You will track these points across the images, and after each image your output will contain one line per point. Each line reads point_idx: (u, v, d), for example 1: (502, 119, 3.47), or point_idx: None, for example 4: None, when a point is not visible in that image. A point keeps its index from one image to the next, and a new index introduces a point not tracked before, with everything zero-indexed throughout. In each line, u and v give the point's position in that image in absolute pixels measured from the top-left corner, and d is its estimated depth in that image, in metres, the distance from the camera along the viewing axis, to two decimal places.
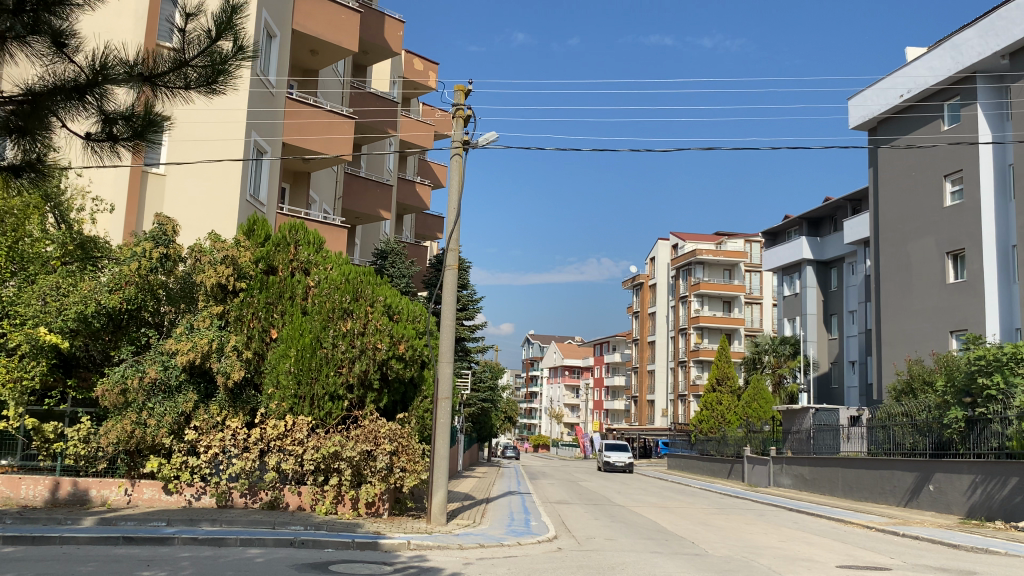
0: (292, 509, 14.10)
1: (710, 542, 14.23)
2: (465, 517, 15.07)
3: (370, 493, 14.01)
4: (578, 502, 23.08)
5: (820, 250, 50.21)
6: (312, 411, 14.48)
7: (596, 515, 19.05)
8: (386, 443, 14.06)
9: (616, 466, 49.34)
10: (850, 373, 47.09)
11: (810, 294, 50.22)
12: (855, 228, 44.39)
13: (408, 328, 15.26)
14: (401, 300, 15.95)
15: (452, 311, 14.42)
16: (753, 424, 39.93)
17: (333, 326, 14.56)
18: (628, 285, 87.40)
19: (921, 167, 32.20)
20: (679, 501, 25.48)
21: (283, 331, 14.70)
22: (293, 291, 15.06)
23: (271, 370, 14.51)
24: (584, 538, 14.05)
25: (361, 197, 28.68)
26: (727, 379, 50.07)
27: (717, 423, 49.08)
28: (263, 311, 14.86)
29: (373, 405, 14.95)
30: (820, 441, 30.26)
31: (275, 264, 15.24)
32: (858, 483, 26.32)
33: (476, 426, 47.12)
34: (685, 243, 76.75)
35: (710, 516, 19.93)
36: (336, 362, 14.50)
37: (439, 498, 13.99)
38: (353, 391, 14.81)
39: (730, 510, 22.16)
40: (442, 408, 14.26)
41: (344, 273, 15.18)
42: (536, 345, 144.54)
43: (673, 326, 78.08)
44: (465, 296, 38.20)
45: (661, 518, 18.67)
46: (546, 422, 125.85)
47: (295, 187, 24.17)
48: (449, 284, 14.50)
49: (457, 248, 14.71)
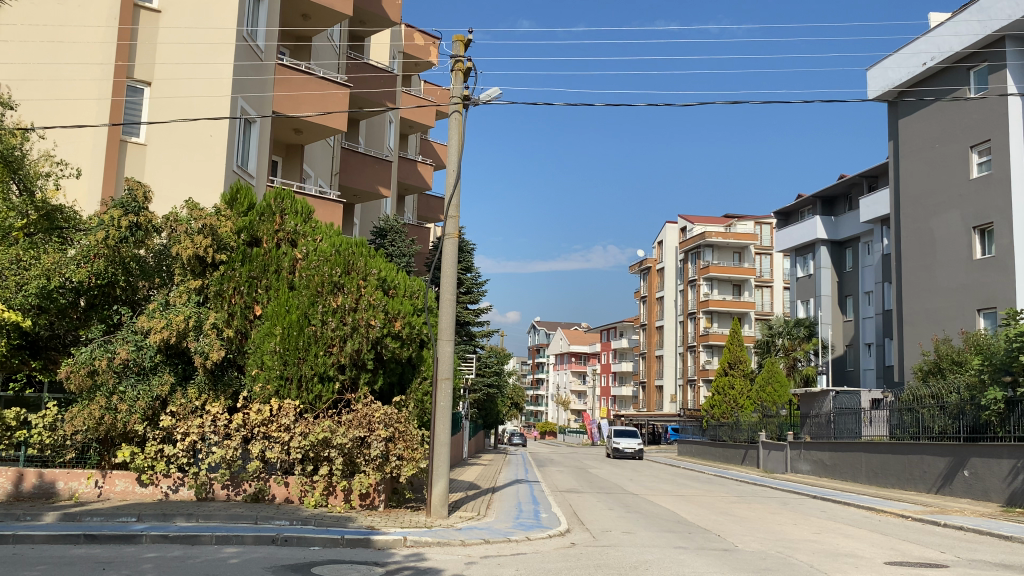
0: (279, 502, 12.83)
1: (738, 536, 12.96)
2: (469, 509, 13.80)
3: (364, 484, 12.71)
4: (589, 490, 21.87)
5: (834, 230, 48.76)
6: (299, 394, 13.19)
7: (610, 505, 17.84)
8: (381, 429, 12.80)
9: (626, 452, 48.17)
10: (866, 356, 45.85)
11: (824, 275, 48.85)
12: (873, 206, 42.89)
13: (404, 303, 13.96)
14: (398, 273, 14.65)
15: (453, 284, 13.14)
16: (768, 409, 38.67)
17: (322, 301, 13.26)
18: (635, 269, 85.99)
19: (945, 137, 30.73)
20: (694, 488, 24.28)
21: (268, 308, 13.41)
22: (279, 265, 13.77)
23: (255, 350, 13.25)
24: (600, 532, 12.79)
25: (359, 173, 27.43)
26: (739, 363, 48.47)
27: (730, 408, 47.85)
28: (246, 286, 13.57)
29: (368, 387, 13.65)
30: (840, 425, 29.00)
31: (259, 235, 14.00)
32: (883, 469, 25.05)
33: (482, 413, 46.01)
34: (694, 226, 75.30)
35: (731, 506, 18.69)
36: (325, 341, 13.22)
37: (440, 487, 12.74)
38: (345, 372, 13.50)
39: (751, 498, 20.94)
40: (443, 390, 13.00)
41: (334, 244, 13.87)
42: (543, 332, 143.34)
43: (682, 311, 76.72)
44: (469, 279, 36.91)
45: (680, 508, 17.42)
46: (553, 409, 124.78)
47: (287, 159, 22.95)
48: (449, 254, 13.22)
49: (457, 215, 13.40)
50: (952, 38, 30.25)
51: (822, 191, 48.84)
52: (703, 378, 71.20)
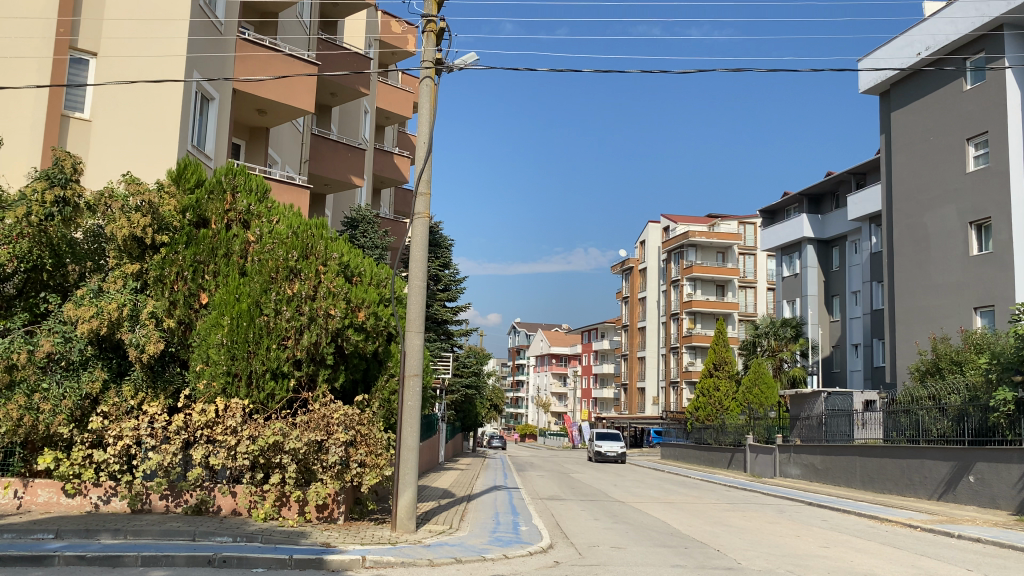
0: (224, 514, 11.32)
1: (740, 551, 11.67)
2: (440, 521, 12.37)
3: (320, 494, 11.24)
4: (571, 497, 20.52)
5: (821, 229, 47.98)
6: (248, 393, 11.72)
7: (596, 514, 16.57)
8: (340, 432, 11.38)
9: (608, 456, 46.91)
10: (853, 357, 44.98)
11: (811, 275, 47.94)
12: (861, 203, 41.93)
13: (369, 292, 12.56)
14: (363, 259, 13.26)
15: (422, 269, 11.75)
16: (755, 411, 37.59)
17: (276, 287, 11.85)
18: (617, 270, 84.93)
19: (940, 130, 29.76)
20: (683, 494, 23.03)
21: (215, 296, 11.94)
22: (228, 248, 12.35)
23: (200, 343, 11.76)
24: (586, 547, 11.44)
25: (330, 161, 26.01)
26: (724, 364, 47.41)
27: (715, 411, 46.70)
28: (190, 271, 12.09)
29: (327, 385, 12.22)
30: (832, 427, 27.84)
31: (206, 215, 12.59)
32: (879, 473, 23.92)
33: (460, 415, 44.60)
34: (676, 226, 74.34)
35: (725, 514, 17.42)
36: (279, 332, 11.78)
37: (405, 498, 11.34)
38: (302, 368, 12.07)
39: (744, 505, 19.70)
40: (410, 388, 11.56)
41: (292, 225, 12.46)
42: (523, 334, 141.82)
43: (664, 312, 75.66)
44: (447, 276, 35.47)
45: (672, 518, 16.09)
46: (534, 412, 123.48)
47: (251, 143, 21.51)
48: (419, 235, 11.83)
49: (428, 192, 12.03)
50: (948, 28, 29.24)
51: (808, 188, 47.93)
52: (685, 379, 70.16)
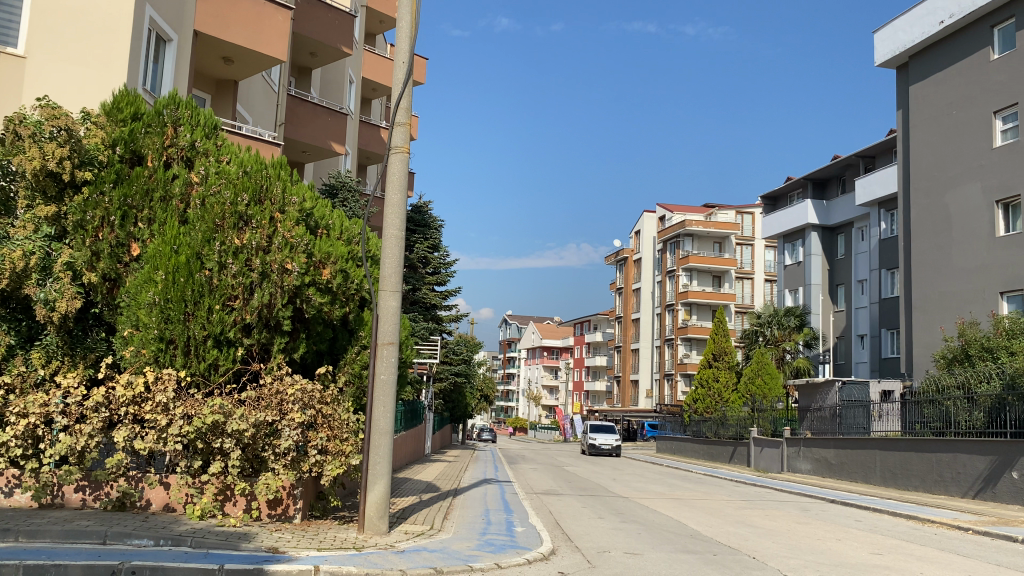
0: (153, 511, 9.21)
1: (781, 559, 9.69)
2: (419, 521, 10.31)
3: (269, 488, 9.11)
4: (569, 492, 18.54)
5: (826, 215, 46.14)
6: (185, 364, 9.62)
7: (599, 511, 14.60)
8: (296, 413, 9.34)
9: (602, 449, 44.97)
10: (858, 348, 43.21)
11: (815, 263, 46.20)
12: (869, 187, 40.29)
13: (335, 246, 10.51)
14: (331, 211, 11.22)
15: (400, 216, 9.71)
16: (759, 403, 35.67)
17: (222, 237, 9.77)
18: (611, 260, 82.93)
19: (964, 104, 27.86)
20: (690, 490, 21.05)
21: (148, 246, 9.84)
22: (168, 191, 10.29)
23: (129, 302, 9.65)
24: (597, 554, 9.42)
25: (307, 125, 23.92)
26: (724, 355, 45.43)
27: (715, 403, 44.77)
28: (118, 216, 9.96)
29: (283, 356, 10.14)
30: (847, 419, 25.89)
31: (141, 151, 10.48)
32: (903, 469, 21.98)
33: (448, 405, 42.54)
34: (673, 214, 72.35)
35: (745, 513, 15.38)
36: (224, 291, 9.69)
37: (376, 494, 9.27)
38: (252, 335, 9.98)
39: (761, 502, 17.71)
40: (382, 358, 9.51)
41: (244, 166, 10.42)
42: (514, 327, 139.34)
43: (659, 303, 73.71)
44: (436, 258, 33.40)
45: (688, 518, 14.02)
46: (524, 404, 121.65)
47: (218, 97, 19.43)
48: (396, 174, 9.78)
49: (408, 122, 9.95)
50: None
51: (814, 173, 45.97)
52: (680, 372, 68.26)
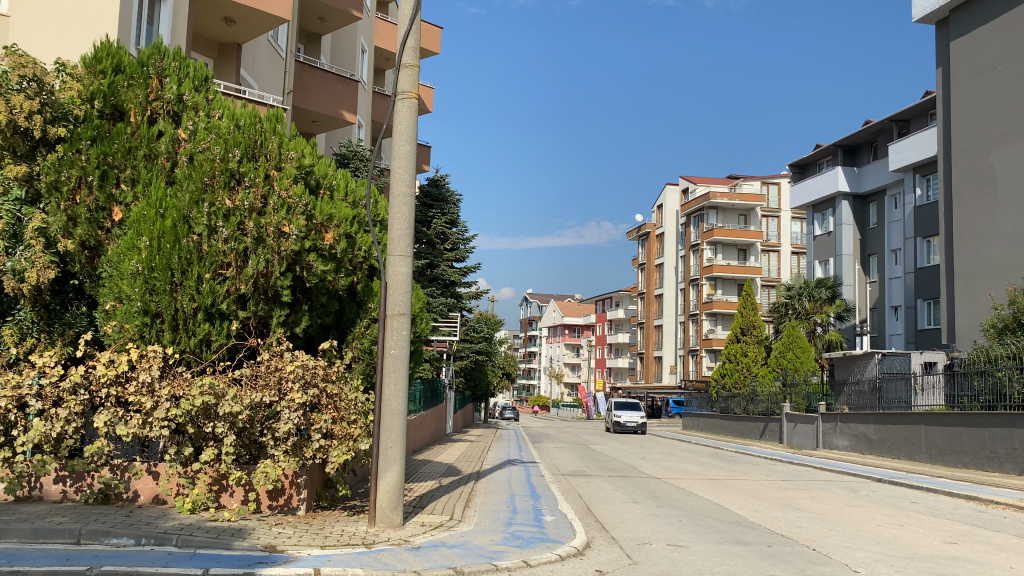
0: (141, 504, 8.27)
1: (845, 550, 8.57)
2: (438, 511, 9.29)
3: (268, 478, 8.11)
4: (598, 473, 17.54)
5: (857, 182, 44.54)
6: (174, 340, 8.62)
7: (632, 495, 13.57)
8: (296, 393, 8.30)
9: (628, 427, 43.96)
10: (892, 320, 41.75)
11: (846, 232, 44.71)
12: (904, 152, 38.69)
13: (339, 207, 9.42)
14: (336, 171, 10.13)
15: (409, 169, 8.61)
16: (791, 377, 34.44)
17: (212, 197, 8.70)
18: (634, 235, 81.53)
19: (1010, 58, 26.23)
20: (725, 469, 19.95)
21: (130, 210, 8.83)
22: (152, 149, 9.26)
23: (110, 271, 8.68)
24: (636, 546, 8.35)
25: (317, 93, 22.84)
26: (752, 328, 44.09)
27: (743, 378, 43.53)
28: (97, 177, 8.94)
29: (283, 330, 9.10)
30: (888, 392, 24.62)
31: (123, 106, 9.44)
32: (951, 445, 20.74)
33: (470, 384, 41.73)
34: (696, 187, 70.80)
35: (789, 495, 14.28)
36: (214, 258, 8.65)
37: (387, 483, 8.25)
38: (248, 307, 8.95)
39: (803, 483, 16.57)
40: (392, 330, 8.43)
41: (237, 119, 9.34)
42: (535, 305, 138.28)
43: (682, 278, 72.35)
44: (455, 232, 32.33)
45: (730, 502, 12.94)
46: (546, 382, 120.90)
47: (220, 61, 18.38)
48: (404, 122, 8.67)
49: (417, 63, 8.81)
50: None
51: (844, 139, 44.28)
52: (705, 347, 67.02)
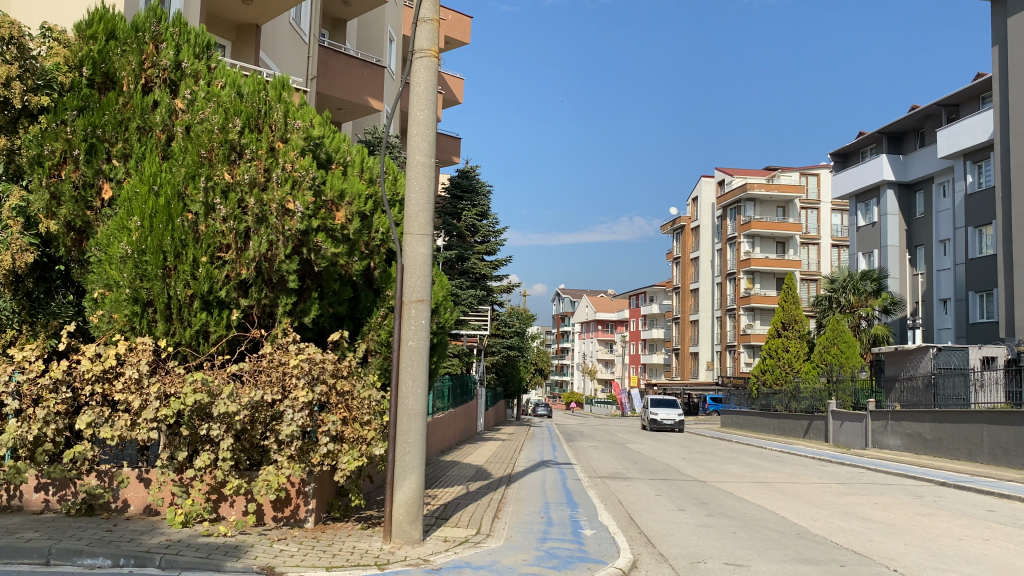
0: (131, 515, 7.37)
1: (932, 572, 7.44)
2: (464, 523, 8.27)
3: (270, 486, 7.15)
4: (637, 475, 16.47)
5: (903, 171, 42.78)
6: (166, 332, 7.68)
7: (677, 501, 12.50)
8: (301, 391, 7.31)
9: (664, 425, 42.71)
10: (940, 314, 39.99)
11: (891, 223, 42.97)
12: (953, 137, 36.96)
13: (352, 182, 8.44)
14: (350, 144, 9.16)
15: (428, 137, 7.59)
16: (837, 373, 32.96)
17: (209, 171, 7.77)
18: (668, 229, 79.96)
19: None
20: (772, 471, 18.74)
21: (120, 186, 7.96)
22: (146, 121, 8.38)
23: (97, 254, 7.83)
24: (689, 567, 7.29)
25: (341, 79, 21.95)
26: (794, 323, 42.58)
27: (784, 374, 42.04)
28: (84, 150, 8.07)
29: (289, 320, 8.14)
30: (944, 389, 23.15)
31: (115, 74, 8.55)
32: (1016, 446, 19.34)
33: (502, 381, 40.77)
34: (733, 179, 69.12)
35: (849, 502, 13.11)
36: (212, 240, 7.71)
37: (404, 493, 7.23)
38: (250, 295, 7.98)
39: (860, 487, 15.33)
40: (409, 319, 7.43)
41: (239, 87, 8.37)
42: (567, 300, 136.94)
43: (719, 271, 70.71)
44: (485, 225, 31.34)
45: (784, 510, 11.83)
46: (579, 379, 119.54)
47: (239, 44, 17.58)
48: (422, 83, 7.65)
49: (437, 17, 7.77)
50: None
51: (888, 125, 42.50)
52: (743, 343, 65.38)
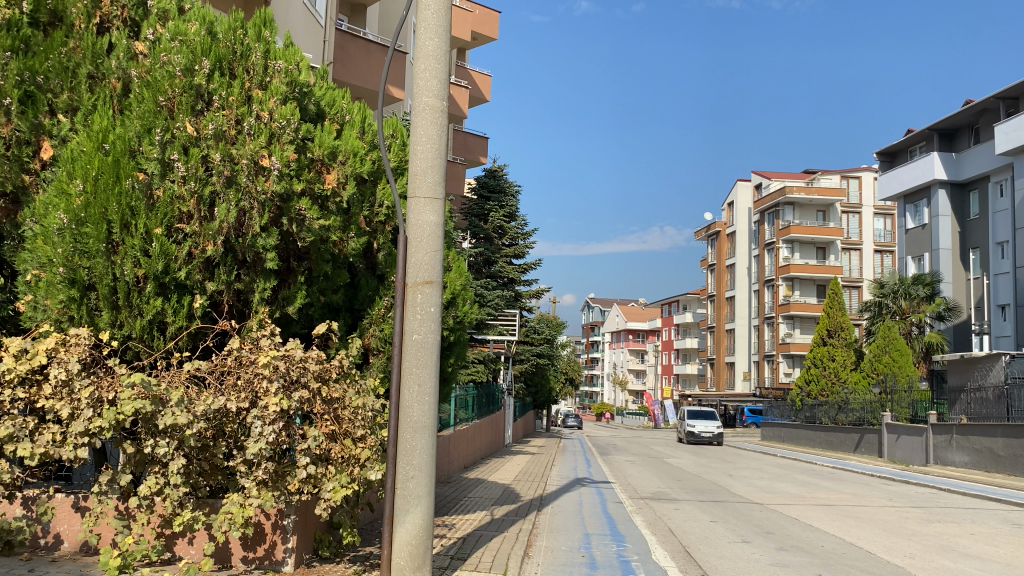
0: (61, 555, 5.78)
1: None
2: (485, 566, 6.59)
3: (232, 522, 5.47)
4: (685, 496, 14.70)
5: (955, 170, 40.49)
6: (110, 322, 6.03)
7: (738, 530, 10.75)
8: (275, 398, 5.62)
9: (702, 437, 40.69)
10: (998, 321, 37.56)
11: (943, 224, 40.67)
12: (1012, 133, 34.73)
13: (347, 138, 6.83)
14: (350, 101, 7.55)
15: (439, 72, 5.91)
16: (891, 383, 30.80)
17: (169, 123, 6.20)
18: (702, 236, 77.89)
19: None
20: (833, 491, 16.83)
21: (61, 145, 6.52)
22: (97, 68, 6.88)
23: (28, 228, 6.32)
24: None
25: (359, 65, 20.51)
26: (841, 330, 40.40)
27: (831, 385, 39.80)
28: (19, 99, 6.63)
29: (267, 309, 6.50)
30: (1019, 401, 21.00)
31: (64, 11, 7.09)
32: None
33: (531, 390, 39.04)
34: (770, 183, 66.93)
35: (938, 533, 11.28)
36: (169, 208, 6.11)
37: (406, 533, 5.60)
38: (216, 277, 6.33)
39: (942, 512, 13.40)
40: (412, 304, 5.75)
41: (212, 23, 6.74)
42: (597, 309, 134.69)
43: (756, 279, 68.45)
44: (514, 227, 29.72)
45: (868, 543, 10.04)
46: (610, 389, 117.32)
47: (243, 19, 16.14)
48: (431, 5, 5.97)
49: None
50: None
51: (940, 122, 40.25)
52: (782, 352, 63.02)
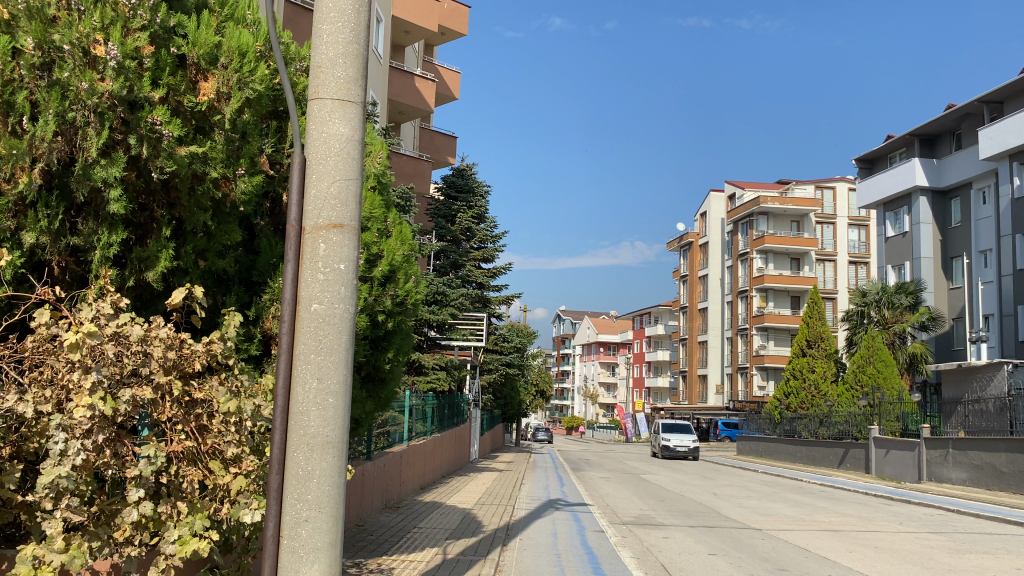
0: None
1: None
2: None
3: None
4: (673, 520, 12.87)
5: (937, 176, 39.37)
6: None
7: (746, 567, 8.88)
8: (98, 394, 3.57)
9: (677, 452, 39.00)
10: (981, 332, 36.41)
11: (924, 232, 39.53)
12: (997, 137, 33.63)
13: (233, 35, 4.96)
14: (254, 10, 5.70)
15: None
16: (877, 395, 29.29)
17: None
18: (674, 246, 76.59)
19: None
20: (833, 514, 15.08)
21: None
22: None
23: None
24: None
25: None
26: (821, 340, 39.05)
27: (811, 397, 38.37)
28: None
29: (114, 274, 4.54)
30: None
31: None
32: None
33: (500, 402, 37.18)
34: (744, 192, 65.77)
35: (976, 568, 9.54)
36: None
37: None
38: (35, 224, 4.32)
39: (967, 539, 11.63)
40: (311, 255, 3.82)
41: None
42: (568, 321, 133.00)
43: (730, 290, 67.19)
44: (483, 230, 27.71)
45: None
46: (581, 403, 115.68)
47: None
48: None
49: None
50: None
51: (921, 127, 39.19)
52: (756, 365, 61.76)
